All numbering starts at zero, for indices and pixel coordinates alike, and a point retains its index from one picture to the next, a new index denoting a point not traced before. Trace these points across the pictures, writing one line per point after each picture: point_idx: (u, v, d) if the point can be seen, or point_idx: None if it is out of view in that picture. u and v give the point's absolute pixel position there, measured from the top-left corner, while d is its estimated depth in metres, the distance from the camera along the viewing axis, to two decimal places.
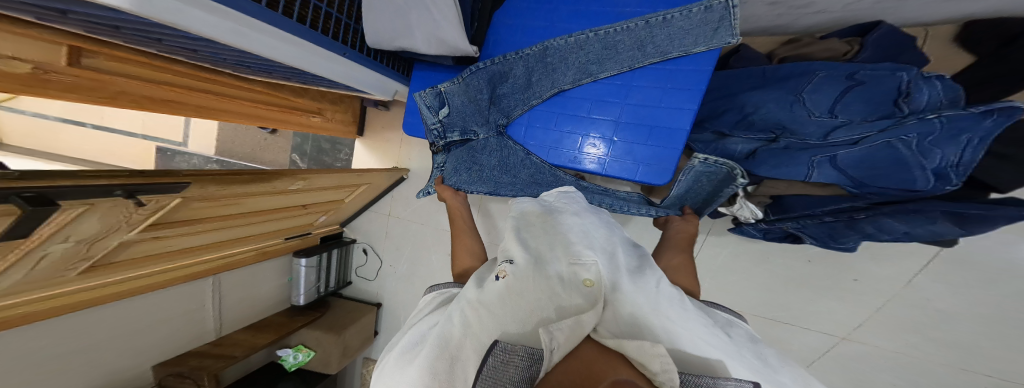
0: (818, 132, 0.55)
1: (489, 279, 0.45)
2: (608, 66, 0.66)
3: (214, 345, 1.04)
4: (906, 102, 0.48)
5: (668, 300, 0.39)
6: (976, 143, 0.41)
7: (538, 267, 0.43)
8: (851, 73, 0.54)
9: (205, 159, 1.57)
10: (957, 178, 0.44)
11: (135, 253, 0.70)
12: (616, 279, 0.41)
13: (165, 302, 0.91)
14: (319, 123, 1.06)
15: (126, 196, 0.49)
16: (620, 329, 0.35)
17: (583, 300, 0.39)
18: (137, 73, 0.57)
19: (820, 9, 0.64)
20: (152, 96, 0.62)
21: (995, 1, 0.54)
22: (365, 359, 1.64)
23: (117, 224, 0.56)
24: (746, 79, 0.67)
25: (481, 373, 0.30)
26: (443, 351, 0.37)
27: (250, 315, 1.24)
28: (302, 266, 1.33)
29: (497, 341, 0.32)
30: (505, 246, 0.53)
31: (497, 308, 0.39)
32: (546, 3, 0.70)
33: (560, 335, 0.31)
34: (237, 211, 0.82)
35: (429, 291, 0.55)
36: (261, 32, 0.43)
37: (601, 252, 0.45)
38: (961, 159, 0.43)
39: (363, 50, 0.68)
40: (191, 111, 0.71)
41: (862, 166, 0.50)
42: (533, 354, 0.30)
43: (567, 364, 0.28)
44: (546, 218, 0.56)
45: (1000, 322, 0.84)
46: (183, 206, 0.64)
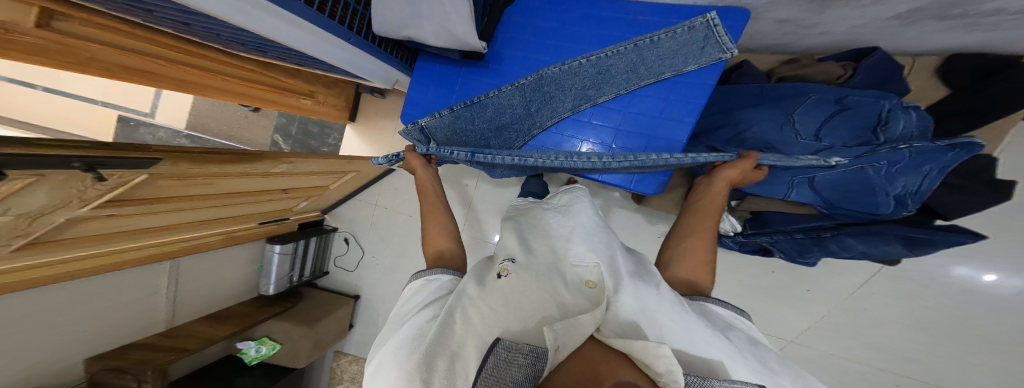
0: (803, 153, 0.60)
1: (489, 277, 0.48)
2: (609, 90, 0.69)
3: (165, 337, 0.96)
4: (884, 129, 0.53)
5: (670, 303, 0.40)
6: (930, 173, 0.48)
7: (536, 269, 0.46)
8: (840, 98, 0.57)
9: (174, 132, 1.43)
10: (913, 204, 0.52)
11: (83, 231, 0.62)
12: (619, 282, 0.42)
13: (109, 287, 0.82)
14: (309, 106, 1.00)
15: (84, 168, 0.44)
16: (622, 330, 0.37)
17: (587, 300, 0.41)
18: (114, 38, 0.49)
19: (821, 35, 0.67)
20: (126, 65, 0.54)
21: (976, 41, 0.57)
22: (336, 352, 1.59)
23: (68, 199, 0.50)
24: (743, 96, 0.71)
25: (482, 371, 0.29)
26: (438, 350, 0.36)
27: (208, 305, 1.15)
28: (275, 253, 1.26)
29: (499, 337, 0.31)
30: (504, 245, 0.56)
31: (500, 306, 0.40)
32: (558, 4, 0.70)
33: (561, 332, 0.31)
34: (208, 192, 0.75)
35: (417, 276, 0.54)
36: (265, 11, 0.40)
37: (603, 255, 0.47)
38: (919, 187, 0.50)
39: (369, 38, 0.65)
40: (170, 85, 0.63)
41: (837, 188, 0.57)
42: (535, 351, 0.28)
43: (571, 364, 0.30)
44: (548, 221, 0.59)
45: (928, 332, 0.96)
46: (148, 184, 0.58)
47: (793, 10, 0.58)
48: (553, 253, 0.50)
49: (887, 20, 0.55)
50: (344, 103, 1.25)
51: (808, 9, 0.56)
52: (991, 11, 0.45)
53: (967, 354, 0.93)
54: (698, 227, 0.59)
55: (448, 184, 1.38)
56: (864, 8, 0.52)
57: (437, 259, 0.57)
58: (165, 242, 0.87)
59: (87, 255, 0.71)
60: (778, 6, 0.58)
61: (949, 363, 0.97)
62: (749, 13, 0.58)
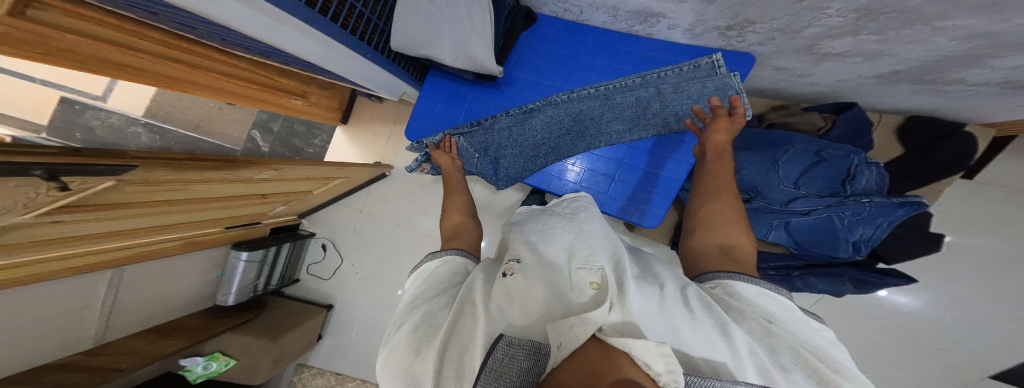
0: (783, 198, 0.68)
1: (496, 276, 0.49)
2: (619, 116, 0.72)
3: (90, 356, 0.82)
4: (851, 182, 0.63)
5: (674, 303, 0.40)
6: (882, 224, 0.63)
7: (546, 269, 0.45)
8: (819, 150, 0.66)
9: (129, 120, 1.26)
10: (866, 249, 0.66)
11: (15, 239, 0.51)
12: (623, 284, 0.41)
13: (44, 297, 0.71)
14: (300, 106, 0.97)
15: (48, 175, 0.38)
16: (626, 328, 0.33)
17: (589, 300, 0.39)
18: (102, 32, 0.43)
19: (803, 91, 0.76)
20: (104, 58, 0.47)
21: (933, 104, 0.69)
22: (298, 365, 1.46)
23: (10, 205, 0.42)
24: (736, 139, 0.76)
25: (485, 368, 0.32)
26: (450, 342, 0.41)
27: (150, 317, 1.01)
28: (239, 261, 1.15)
29: (501, 336, 0.35)
30: (513, 248, 0.54)
31: (508, 305, 0.42)
32: (575, 32, 0.72)
33: (570, 333, 0.31)
34: (178, 197, 0.67)
35: (433, 257, 0.57)
36: (291, 26, 0.38)
37: (608, 258, 0.47)
38: (872, 234, 0.64)
39: (384, 52, 0.63)
40: (148, 79, 0.56)
41: (807, 233, 0.68)
42: (539, 347, 0.33)
43: (578, 360, 0.28)
44: (554, 225, 0.58)
45: (867, 349, 1.10)
46: (110, 190, 0.51)
47: (782, 68, 0.65)
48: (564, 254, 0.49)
49: (863, 81, 0.62)
50: (336, 104, 1.26)
51: (807, 60, 0.57)
52: (955, 81, 0.54)
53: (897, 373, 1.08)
54: (718, 189, 0.58)
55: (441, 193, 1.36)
56: (845, 72, 0.59)
57: (452, 234, 0.63)
58: (122, 245, 0.78)
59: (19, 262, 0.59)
60: (782, 54, 0.58)
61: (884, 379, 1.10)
62: (752, 58, 0.63)
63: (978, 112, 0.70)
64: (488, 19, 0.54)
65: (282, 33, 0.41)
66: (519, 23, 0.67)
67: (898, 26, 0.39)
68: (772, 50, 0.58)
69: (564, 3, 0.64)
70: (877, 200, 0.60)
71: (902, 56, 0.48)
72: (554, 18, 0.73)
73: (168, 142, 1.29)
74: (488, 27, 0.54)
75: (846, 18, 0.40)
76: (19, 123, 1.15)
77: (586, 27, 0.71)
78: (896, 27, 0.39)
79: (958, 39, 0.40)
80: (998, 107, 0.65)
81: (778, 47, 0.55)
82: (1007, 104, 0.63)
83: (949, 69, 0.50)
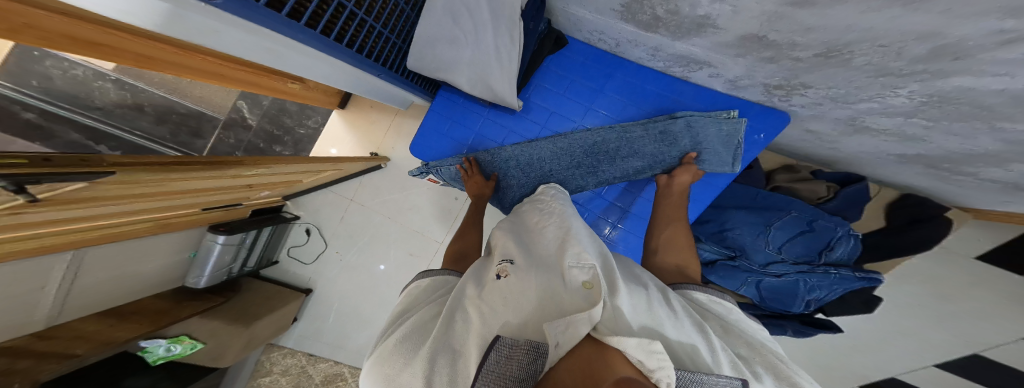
0: (763, 259, 0.73)
1: (488, 278, 0.45)
2: (632, 154, 0.69)
3: (40, 339, 0.72)
4: (829, 253, 0.70)
5: (658, 302, 0.40)
6: (838, 289, 0.71)
7: (537, 269, 0.43)
8: (812, 221, 0.70)
9: (97, 73, 1.10)
10: (810, 306, 0.76)
11: None
12: (614, 285, 0.39)
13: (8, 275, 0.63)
14: (297, 91, 0.92)
15: (12, 188, 0.32)
16: (619, 327, 0.34)
17: (582, 302, 0.38)
18: (77, 11, 0.37)
19: (820, 152, 0.75)
20: (73, 35, 0.41)
21: (935, 187, 0.69)
22: (269, 345, 1.40)
23: None
24: (736, 196, 0.81)
25: (482, 367, 0.31)
26: (440, 347, 0.37)
27: (109, 300, 0.92)
28: (217, 243, 1.07)
29: (499, 335, 0.34)
30: (500, 245, 0.51)
31: (498, 305, 0.40)
32: (605, 66, 0.69)
33: (565, 331, 0.32)
34: (156, 191, 0.62)
35: (422, 277, 0.52)
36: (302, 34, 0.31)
37: (596, 255, 0.45)
38: (821, 296, 0.74)
39: (398, 68, 0.62)
40: (129, 59, 0.52)
41: (773, 291, 0.76)
42: (535, 347, 0.32)
43: (571, 361, 0.29)
44: (543, 223, 0.54)
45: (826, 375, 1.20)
46: (88, 188, 0.45)
47: (812, 130, 0.63)
48: (554, 253, 0.46)
49: (882, 156, 0.60)
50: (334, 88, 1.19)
51: (840, 129, 0.55)
52: (976, 174, 0.51)
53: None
54: (674, 215, 0.63)
55: (437, 191, 1.31)
56: (870, 146, 0.57)
57: (458, 258, 0.59)
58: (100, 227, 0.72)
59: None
60: (819, 118, 0.56)
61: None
62: (788, 118, 0.61)
63: (965, 201, 0.72)
64: (517, 54, 0.53)
65: (294, 47, 0.37)
66: (548, 47, 0.63)
67: (957, 119, 0.36)
68: (810, 113, 0.56)
69: (600, 34, 0.59)
70: (843, 274, 0.68)
71: (936, 144, 0.45)
72: (585, 45, 0.69)
73: (140, 101, 1.15)
74: (515, 59, 0.54)
75: (912, 101, 0.37)
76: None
77: (619, 60, 0.68)
78: (952, 119, 0.37)
79: (1002, 141, 0.37)
80: (986, 201, 0.66)
81: (821, 113, 0.53)
82: (997, 200, 0.64)
83: (972, 163, 0.47)
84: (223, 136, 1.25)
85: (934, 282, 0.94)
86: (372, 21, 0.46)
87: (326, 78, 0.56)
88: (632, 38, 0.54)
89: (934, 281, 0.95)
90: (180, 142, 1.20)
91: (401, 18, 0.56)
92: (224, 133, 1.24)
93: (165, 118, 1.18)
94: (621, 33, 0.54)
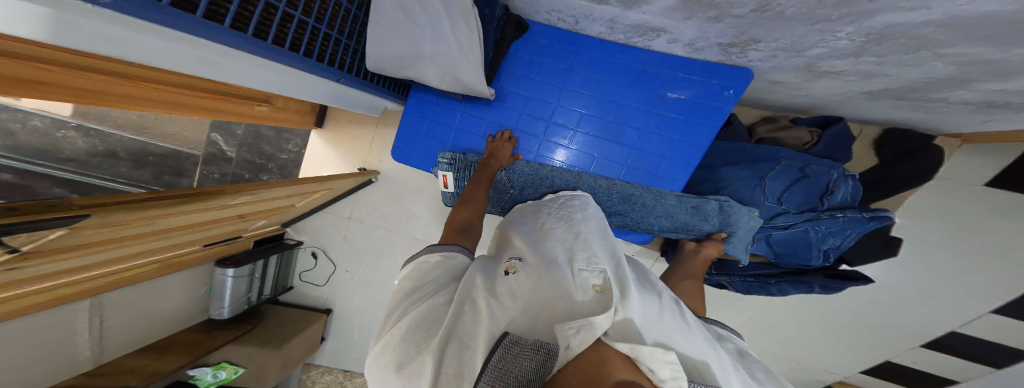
0: (768, 213, 0.75)
1: (498, 273, 0.48)
2: (665, 214, 0.78)
3: (92, 376, 0.78)
4: (829, 198, 0.70)
5: (668, 312, 0.45)
6: (849, 234, 0.73)
7: (546, 267, 0.45)
8: (804, 167, 0.70)
9: (57, 122, 1.09)
10: (832, 256, 0.77)
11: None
12: (626, 289, 0.43)
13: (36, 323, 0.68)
14: (267, 113, 0.94)
15: None
16: (630, 332, 0.37)
17: (592, 302, 0.40)
18: (12, 53, 0.39)
19: (794, 100, 0.74)
20: (11, 75, 0.42)
21: (914, 118, 0.69)
22: (307, 365, 1.46)
23: None
24: (724, 154, 0.79)
25: (488, 363, 0.32)
26: (449, 339, 0.38)
27: (144, 337, 0.97)
28: (227, 277, 1.11)
29: (507, 332, 0.35)
30: (512, 245, 0.54)
31: (508, 299, 0.42)
32: (569, 45, 0.68)
33: (580, 332, 0.34)
34: (146, 230, 0.65)
35: (431, 251, 0.51)
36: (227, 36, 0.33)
37: (609, 260, 0.48)
38: (838, 244, 0.74)
39: (356, 71, 0.64)
40: (67, 95, 0.52)
41: (786, 245, 0.78)
42: (546, 347, 0.33)
43: (581, 361, 0.32)
44: (552, 225, 0.57)
45: (842, 323, 1.23)
46: (73, 234, 0.48)
47: (777, 81, 0.62)
48: (567, 252, 0.49)
49: (850, 96, 0.59)
50: (308, 108, 1.20)
51: (802, 76, 0.55)
52: (945, 99, 0.52)
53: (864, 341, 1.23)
54: (692, 274, 0.77)
55: (432, 197, 1.32)
56: (834, 87, 0.57)
57: (467, 229, 0.59)
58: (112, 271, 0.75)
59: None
60: (780, 70, 0.55)
61: (853, 346, 1.25)
62: (751, 73, 0.61)
63: (946, 126, 0.72)
64: (476, 41, 0.52)
65: (230, 53, 0.39)
66: (509, 32, 0.63)
67: (903, 48, 0.37)
68: (770, 66, 0.56)
69: (557, 13, 0.59)
70: (850, 215, 0.69)
71: (894, 76, 0.47)
72: (547, 26, 0.68)
73: (111, 147, 1.16)
74: (476, 47, 0.53)
75: (853, 41, 0.38)
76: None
77: (583, 37, 0.67)
78: (899, 52, 0.39)
79: (954, 64, 0.39)
80: (967, 123, 0.66)
81: (778, 64, 0.53)
82: (977, 121, 0.64)
83: (937, 89, 0.48)
84: (206, 171, 1.29)
85: (950, 216, 0.99)
86: (315, 22, 0.47)
87: (281, 83, 0.57)
88: (588, 13, 0.54)
89: (945, 214, 0.99)
90: (166, 183, 1.24)
91: (349, 20, 0.58)
92: (206, 168, 1.29)
93: (143, 161, 1.20)
94: (575, 8, 0.53)
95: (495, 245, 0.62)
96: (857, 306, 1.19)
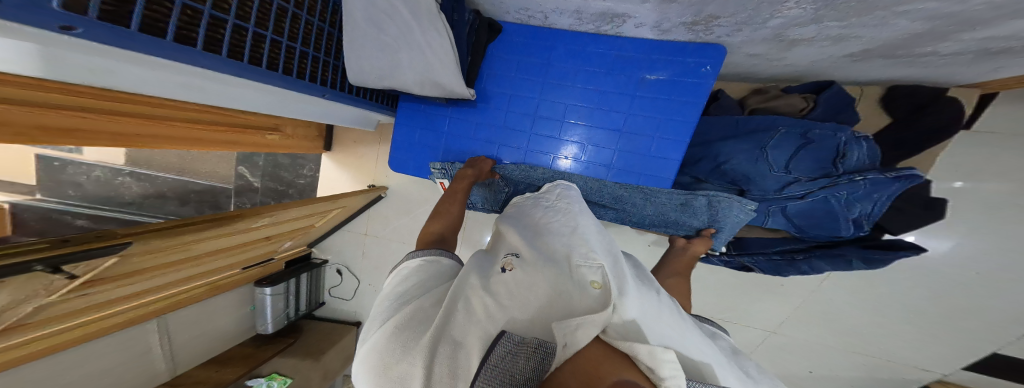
0: (775, 184, 0.67)
1: (495, 271, 0.47)
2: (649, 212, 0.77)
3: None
4: (842, 161, 0.63)
5: (673, 310, 0.39)
6: (880, 199, 0.63)
7: (540, 262, 0.43)
8: (805, 132, 0.66)
9: (114, 170, 1.25)
10: (867, 225, 0.67)
11: (55, 311, 0.55)
12: (624, 284, 0.38)
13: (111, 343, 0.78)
14: (278, 141, 1.01)
15: (50, 269, 0.42)
16: (629, 329, 0.33)
17: (591, 302, 0.36)
18: (37, 101, 0.48)
19: (785, 70, 0.72)
20: (45, 124, 0.52)
21: (918, 73, 0.65)
22: (345, 377, 1.56)
23: (35, 291, 0.47)
24: (720, 126, 0.75)
25: (485, 363, 0.31)
26: (441, 338, 0.38)
27: (206, 351, 1.09)
28: (267, 295, 1.22)
29: (504, 330, 0.33)
30: (507, 242, 0.53)
31: (505, 299, 0.40)
32: (543, 39, 0.69)
33: (575, 330, 0.32)
34: (185, 256, 0.73)
35: (412, 257, 0.53)
36: (201, 57, 0.39)
37: (606, 254, 0.43)
38: (871, 210, 0.65)
39: (342, 87, 0.70)
40: (105, 139, 0.63)
41: (805, 217, 0.69)
42: (543, 345, 0.31)
43: (577, 361, 0.29)
44: (548, 220, 0.53)
45: (888, 303, 1.15)
46: (122, 262, 0.57)
47: (754, 53, 0.63)
48: (565, 246, 0.46)
49: (834, 60, 0.61)
50: (316, 133, 1.29)
51: (776, 47, 0.57)
52: (928, 53, 0.52)
53: (914, 320, 1.14)
54: (679, 271, 0.74)
55: None
56: (815, 53, 0.59)
57: (435, 240, 0.58)
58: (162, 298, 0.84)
59: (67, 329, 0.64)
60: (750, 43, 0.58)
61: (904, 325, 1.16)
62: (725, 48, 0.61)
63: (959, 77, 0.67)
64: (447, 44, 0.54)
65: (212, 73, 0.45)
66: (482, 35, 0.66)
67: (857, 13, 0.39)
68: (741, 41, 0.58)
69: (527, 11, 0.62)
70: (871, 177, 0.59)
71: (868, 37, 0.48)
72: (519, 26, 0.70)
73: (160, 188, 1.30)
74: (450, 53, 0.56)
75: (806, 9, 0.41)
76: (7, 187, 1.13)
77: (554, 32, 0.69)
78: (856, 15, 0.40)
79: (919, 20, 0.40)
80: (978, 73, 0.62)
81: (747, 36, 0.55)
82: (988, 69, 0.60)
83: (919, 43, 0.48)
84: (237, 202, 1.39)
85: (978, 169, 0.93)
86: (289, 41, 0.52)
87: (268, 103, 0.63)
88: (554, 7, 0.57)
89: (974, 167, 0.93)
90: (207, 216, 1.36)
91: (331, 42, 0.65)
92: (238, 199, 1.39)
93: (186, 198, 1.33)
94: (540, 4, 0.57)
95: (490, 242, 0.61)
96: (900, 281, 1.11)
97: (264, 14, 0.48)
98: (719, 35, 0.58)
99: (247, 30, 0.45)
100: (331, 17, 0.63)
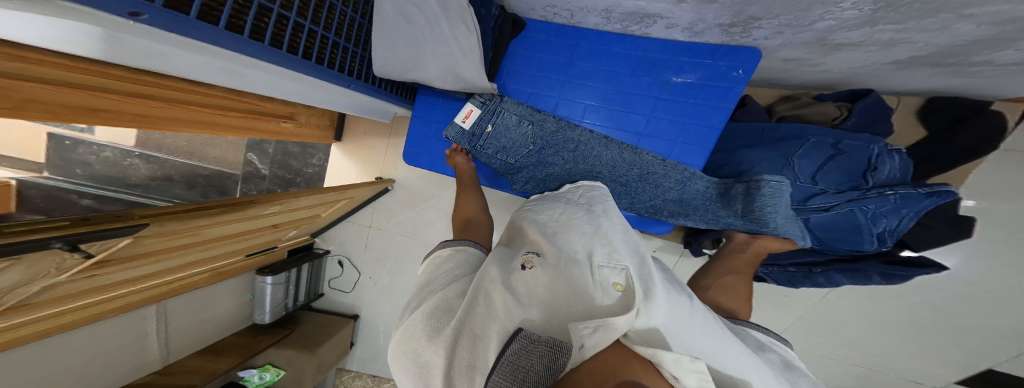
0: (801, 194, 0.67)
1: (513, 267, 0.44)
2: (682, 199, 0.73)
3: (162, 375, 0.88)
4: (873, 174, 0.62)
5: (701, 317, 0.36)
6: (905, 213, 0.63)
7: (560, 258, 0.41)
8: (836, 142, 0.64)
9: (124, 152, 1.24)
10: (890, 240, 0.66)
11: (65, 289, 0.55)
12: (651, 289, 0.34)
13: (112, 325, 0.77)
14: (291, 128, 1.00)
15: (66, 248, 0.42)
16: (650, 336, 0.29)
17: (613, 303, 0.33)
18: (73, 82, 0.47)
19: (817, 76, 0.71)
20: (71, 104, 0.51)
21: (957, 83, 0.65)
22: (339, 370, 1.55)
23: (46, 271, 0.46)
24: (745, 135, 0.75)
25: (502, 357, 0.29)
26: (460, 332, 0.37)
27: (200, 341, 1.06)
28: (267, 284, 1.21)
29: (520, 328, 0.31)
30: (529, 240, 0.51)
31: (523, 297, 0.37)
32: (567, 38, 0.68)
33: (600, 330, 0.27)
34: (194, 240, 0.72)
35: (446, 246, 0.53)
36: (244, 44, 0.38)
37: (632, 259, 0.41)
38: (897, 225, 0.64)
39: (367, 78, 0.69)
40: (128, 121, 0.61)
41: (828, 229, 0.68)
42: (559, 344, 0.28)
43: (595, 363, 0.25)
44: (572, 217, 0.52)
45: (895, 319, 1.14)
46: (134, 243, 0.56)
47: (789, 58, 0.62)
48: (587, 246, 0.43)
49: (877, 67, 0.60)
50: (327, 122, 1.27)
51: (817, 51, 0.56)
52: (981, 61, 0.51)
53: (920, 338, 1.13)
54: (739, 269, 0.64)
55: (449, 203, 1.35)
56: (858, 59, 0.58)
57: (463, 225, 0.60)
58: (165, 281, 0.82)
59: (69, 310, 0.62)
60: (789, 47, 0.57)
61: (909, 341, 1.15)
62: (759, 51, 0.60)
63: (1003, 89, 0.65)
64: (474, 39, 0.54)
65: (253, 63, 0.44)
66: (507, 31, 0.66)
67: (919, 15, 0.38)
68: (779, 43, 0.57)
69: (553, 8, 0.61)
70: (903, 192, 0.59)
71: (921, 42, 0.47)
72: (545, 23, 0.69)
73: (168, 171, 1.29)
74: (475, 47, 0.55)
75: (863, 11, 0.39)
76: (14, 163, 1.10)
77: (580, 30, 0.67)
78: (917, 17, 0.39)
79: (985, 24, 0.38)
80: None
81: (787, 40, 0.54)
82: None
83: (975, 51, 0.48)
84: (245, 189, 1.38)
85: (1009, 186, 0.91)
86: (324, 31, 0.52)
87: (297, 92, 0.62)
88: (582, 5, 0.56)
89: (1004, 185, 0.91)
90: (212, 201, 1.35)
91: (362, 32, 0.64)
92: (245, 186, 1.38)
93: (193, 183, 1.32)
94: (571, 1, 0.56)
95: (508, 236, 0.61)
96: (912, 298, 1.09)
97: (303, 4, 0.48)
98: (756, 37, 0.57)
99: (289, 20, 0.45)
100: (365, 8, 0.63)
